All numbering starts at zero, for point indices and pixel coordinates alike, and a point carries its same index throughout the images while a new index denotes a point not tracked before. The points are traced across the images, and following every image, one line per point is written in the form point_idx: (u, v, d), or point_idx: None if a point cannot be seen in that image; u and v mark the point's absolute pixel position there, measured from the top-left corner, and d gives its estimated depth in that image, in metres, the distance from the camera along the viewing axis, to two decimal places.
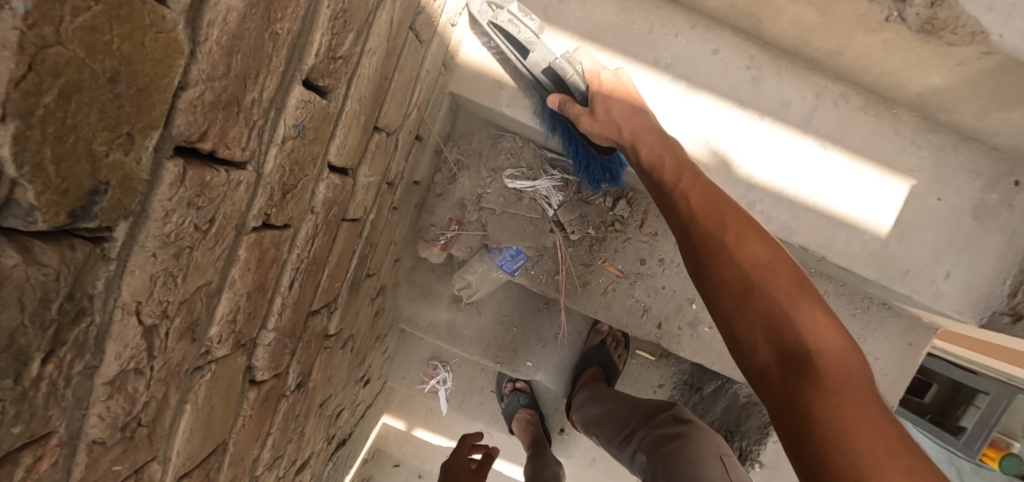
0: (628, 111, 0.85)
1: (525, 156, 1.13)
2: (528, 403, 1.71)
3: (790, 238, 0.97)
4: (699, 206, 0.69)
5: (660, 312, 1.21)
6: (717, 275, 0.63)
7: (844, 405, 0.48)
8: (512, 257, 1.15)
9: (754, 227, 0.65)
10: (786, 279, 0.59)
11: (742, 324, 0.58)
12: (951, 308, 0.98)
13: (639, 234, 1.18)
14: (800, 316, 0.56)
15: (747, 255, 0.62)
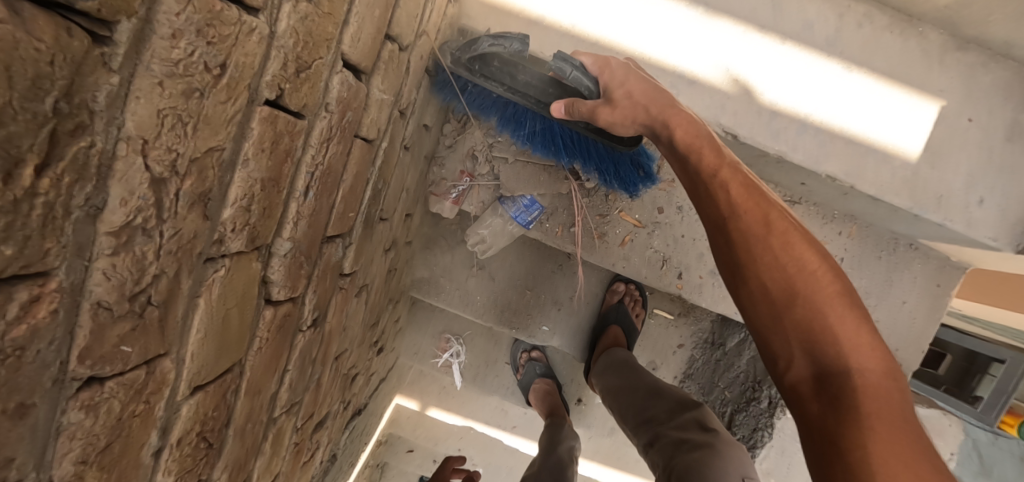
0: (651, 93, 0.79)
1: None
2: (545, 373, 1.67)
3: (818, 167, 0.93)
4: (740, 201, 0.66)
5: (680, 262, 1.19)
6: (765, 289, 0.62)
7: (878, 425, 0.52)
8: (526, 207, 1.11)
9: (796, 232, 0.64)
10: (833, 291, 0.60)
11: (768, 314, 0.61)
12: (986, 234, 0.95)
13: (656, 181, 1.16)
14: (849, 336, 0.58)
15: (791, 260, 0.62)
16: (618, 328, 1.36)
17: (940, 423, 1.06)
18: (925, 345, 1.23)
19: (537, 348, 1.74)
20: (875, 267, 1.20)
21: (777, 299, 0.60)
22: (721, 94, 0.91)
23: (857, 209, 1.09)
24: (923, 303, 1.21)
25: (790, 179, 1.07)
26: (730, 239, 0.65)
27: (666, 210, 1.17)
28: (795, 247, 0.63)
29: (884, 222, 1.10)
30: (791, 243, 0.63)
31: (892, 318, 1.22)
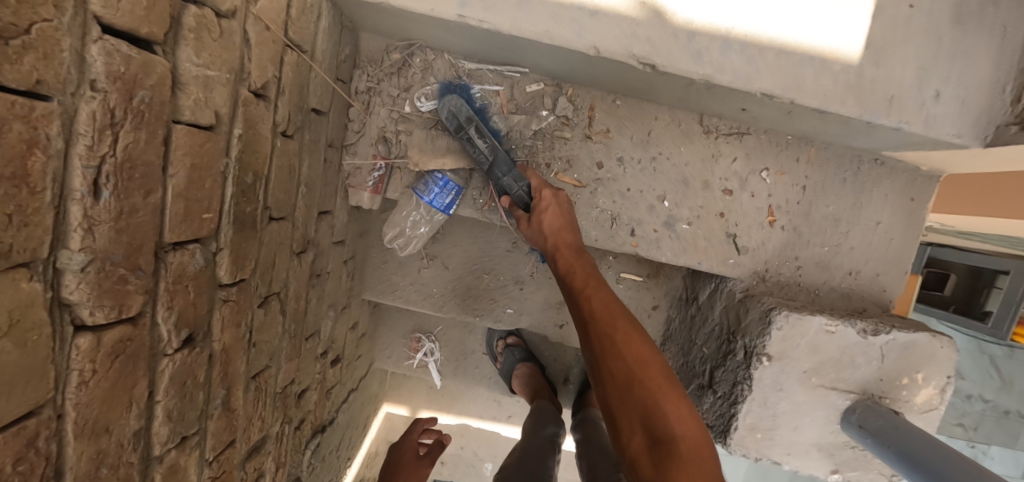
0: (558, 220, 0.97)
1: (439, 68, 1.02)
2: (524, 356, 1.59)
3: (751, 86, 0.83)
4: (598, 309, 0.88)
5: (631, 218, 1.09)
6: (588, 334, 0.87)
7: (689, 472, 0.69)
8: (440, 187, 1.05)
9: (640, 336, 0.84)
10: (624, 327, 0.85)
11: (616, 395, 0.80)
12: (948, 132, 0.86)
13: (589, 134, 1.06)
14: (638, 362, 0.81)
15: (632, 364, 0.81)
16: None
17: (930, 346, 0.98)
18: (907, 265, 1.14)
19: (515, 334, 1.66)
20: (842, 191, 1.11)
21: (622, 383, 0.80)
22: (630, 22, 0.80)
23: (809, 129, 0.99)
24: (897, 221, 1.12)
25: (730, 107, 0.97)
26: (590, 334, 0.86)
27: (605, 164, 1.07)
28: (607, 300, 0.89)
29: (840, 137, 1.00)
30: (601, 299, 0.89)
31: (868, 242, 1.13)
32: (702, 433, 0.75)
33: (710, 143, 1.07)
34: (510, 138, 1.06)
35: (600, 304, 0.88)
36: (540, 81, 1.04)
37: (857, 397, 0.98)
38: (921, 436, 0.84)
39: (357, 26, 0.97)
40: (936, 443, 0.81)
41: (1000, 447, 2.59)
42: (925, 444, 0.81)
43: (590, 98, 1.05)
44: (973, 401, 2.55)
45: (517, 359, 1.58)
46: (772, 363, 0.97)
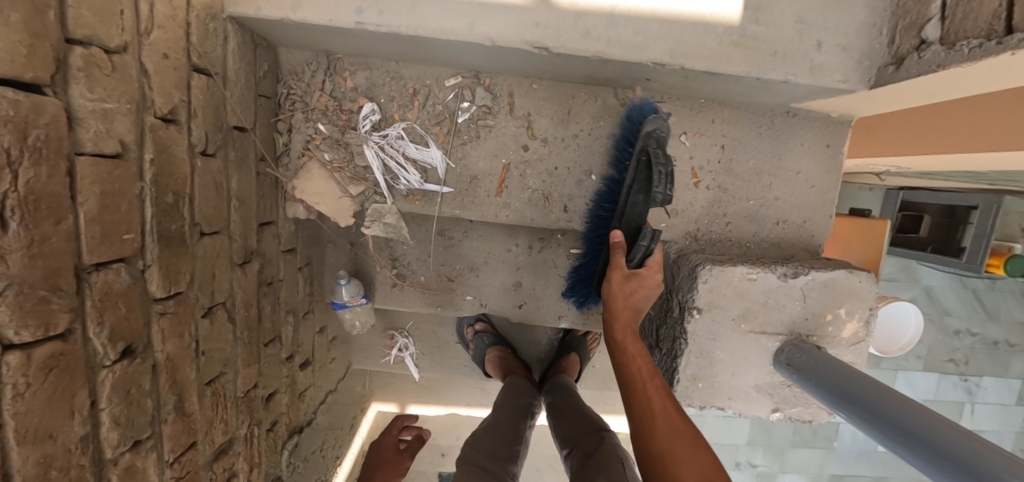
0: (630, 314, 0.99)
1: (363, 75, 1.08)
2: (494, 341, 1.63)
3: (642, 56, 0.87)
4: (649, 391, 0.89)
5: (562, 195, 1.15)
6: (639, 419, 0.86)
7: None
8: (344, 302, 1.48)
9: (692, 431, 0.83)
10: (677, 419, 0.84)
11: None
12: (836, 78, 0.91)
13: (511, 120, 1.11)
14: (674, 427, 0.83)
15: (679, 451, 0.80)
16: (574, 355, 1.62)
17: (849, 281, 1.03)
18: (831, 208, 1.20)
19: (484, 320, 1.70)
20: (760, 145, 1.16)
21: (673, 469, 0.77)
22: (518, 10, 0.84)
23: (713, 91, 1.04)
24: (818, 168, 1.17)
25: (635, 79, 1.01)
26: (642, 418, 0.86)
27: (530, 147, 1.12)
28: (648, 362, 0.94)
29: (744, 95, 1.05)
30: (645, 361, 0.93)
31: (789, 192, 1.18)
32: None
33: (628, 115, 1.12)
34: (439, 130, 1.10)
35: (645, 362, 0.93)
36: (457, 74, 1.08)
37: (785, 337, 1.04)
38: (844, 371, 0.89)
39: (273, 42, 1.02)
40: (858, 376, 0.86)
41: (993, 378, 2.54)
42: (850, 379, 0.86)
43: (507, 85, 1.09)
44: (962, 336, 2.52)
45: (488, 344, 1.62)
46: (702, 315, 1.03)
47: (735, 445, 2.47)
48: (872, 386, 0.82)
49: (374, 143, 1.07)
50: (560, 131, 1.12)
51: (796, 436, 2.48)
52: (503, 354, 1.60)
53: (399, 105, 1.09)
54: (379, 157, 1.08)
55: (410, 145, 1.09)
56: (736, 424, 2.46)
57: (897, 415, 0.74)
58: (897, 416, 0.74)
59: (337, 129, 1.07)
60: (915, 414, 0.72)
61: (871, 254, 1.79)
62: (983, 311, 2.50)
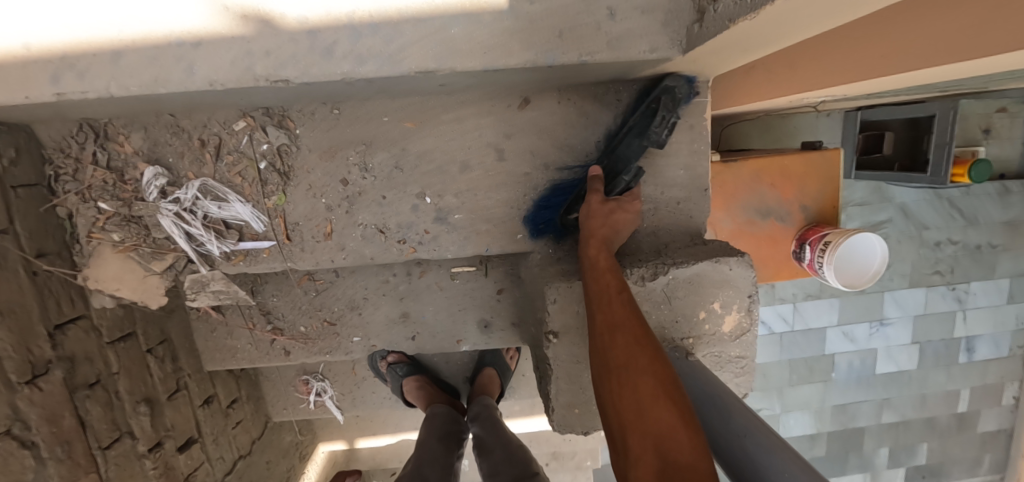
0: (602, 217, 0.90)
1: (142, 136, 0.95)
2: (407, 371, 1.54)
3: (399, 67, 0.72)
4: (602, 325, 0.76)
5: (400, 224, 1.02)
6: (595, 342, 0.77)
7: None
8: None
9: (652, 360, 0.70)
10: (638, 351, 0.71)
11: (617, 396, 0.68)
12: (642, 49, 0.74)
13: (317, 153, 0.97)
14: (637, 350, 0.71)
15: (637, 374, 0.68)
16: (493, 367, 1.58)
17: (719, 272, 0.90)
18: (706, 181, 1.04)
19: (398, 349, 1.60)
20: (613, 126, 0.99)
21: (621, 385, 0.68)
22: (238, 40, 0.71)
23: (530, 82, 0.89)
24: (683, 140, 1.02)
25: (430, 85, 0.86)
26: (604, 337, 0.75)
27: (348, 180, 0.99)
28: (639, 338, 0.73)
29: (568, 80, 0.90)
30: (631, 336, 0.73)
31: (657, 171, 1.03)
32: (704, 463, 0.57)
33: (449, 121, 0.97)
34: (238, 182, 0.97)
35: (628, 337, 0.73)
36: (245, 115, 0.95)
37: (656, 346, 0.91)
38: (709, 388, 0.79)
39: (18, 122, 0.88)
40: (722, 395, 0.77)
41: (981, 280, 2.12)
42: (714, 400, 0.77)
43: (305, 117, 0.95)
44: (943, 247, 2.08)
45: (401, 376, 1.54)
46: (561, 338, 0.90)
47: None
48: (733, 412, 0.73)
49: (169, 211, 0.95)
50: (376, 155, 0.98)
51: (792, 377, 2.26)
52: (420, 383, 1.51)
53: (191, 162, 0.96)
54: (179, 226, 0.96)
55: (210, 203, 0.97)
56: None
57: (753, 448, 0.66)
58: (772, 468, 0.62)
59: (123, 204, 0.95)
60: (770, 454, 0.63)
61: (827, 187, 1.63)
62: (961, 218, 2.05)
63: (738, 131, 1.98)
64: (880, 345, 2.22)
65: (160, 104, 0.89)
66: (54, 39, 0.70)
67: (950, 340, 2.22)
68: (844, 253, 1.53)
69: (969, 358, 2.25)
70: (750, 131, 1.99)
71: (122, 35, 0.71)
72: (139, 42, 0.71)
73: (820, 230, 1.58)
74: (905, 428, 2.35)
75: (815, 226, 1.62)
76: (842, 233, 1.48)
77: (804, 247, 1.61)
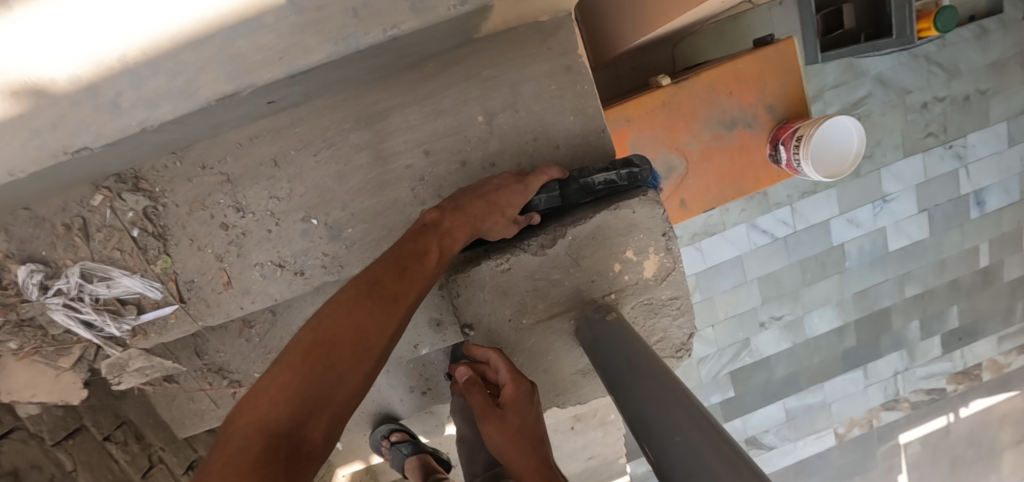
0: (521, 412, 0.74)
1: (7, 235, 0.90)
2: (411, 449, 1.56)
3: (195, 101, 0.67)
4: None
5: (295, 254, 0.97)
6: None
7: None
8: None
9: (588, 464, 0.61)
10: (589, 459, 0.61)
11: None
12: (451, 3, 0.66)
13: (187, 206, 0.92)
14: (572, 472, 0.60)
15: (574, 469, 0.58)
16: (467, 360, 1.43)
17: (620, 218, 0.83)
18: (600, 122, 0.98)
19: (399, 428, 1.63)
20: (481, 92, 0.94)
21: None
22: (20, 120, 0.66)
23: (369, 69, 0.82)
24: (565, 83, 0.95)
25: (260, 106, 0.80)
26: None
27: (227, 226, 0.94)
28: (530, 442, 0.72)
29: (410, 55, 0.83)
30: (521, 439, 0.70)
31: (543, 125, 0.96)
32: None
33: (313, 137, 0.92)
34: (119, 256, 0.92)
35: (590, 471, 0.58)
36: (99, 188, 0.89)
37: (578, 311, 0.87)
38: (620, 352, 0.74)
39: None
40: (631, 363, 0.71)
41: (978, 131, 2.01)
42: (623, 368, 0.71)
43: (161, 173, 0.91)
44: (930, 107, 1.96)
45: (406, 454, 1.55)
46: (477, 329, 0.86)
47: (753, 308, 2.18)
48: (642, 377, 0.67)
49: (58, 305, 0.92)
50: (246, 193, 0.93)
51: (805, 276, 2.15)
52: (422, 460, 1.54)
53: (64, 249, 0.91)
54: (73, 315, 0.93)
55: (97, 285, 0.93)
56: (744, 289, 2.13)
57: (669, 435, 0.56)
58: (663, 436, 0.57)
59: (8, 309, 0.90)
60: (671, 421, 0.57)
61: (788, 80, 1.51)
62: (943, 72, 1.92)
63: (692, 48, 1.81)
64: (888, 222, 2.11)
65: (4, 201, 0.84)
66: None
67: (957, 199, 2.11)
68: (817, 142, 1.45)
69: (982, 211, 2.15)
70: (704, 41, 1.82)
71: None
72: None
73: (791, 126, 1.48)
74: (931, 296, 2.27)
75: (785, 124, 1.51)
76: (813, 123, 1.40)
77: (778, 148, 1.51)
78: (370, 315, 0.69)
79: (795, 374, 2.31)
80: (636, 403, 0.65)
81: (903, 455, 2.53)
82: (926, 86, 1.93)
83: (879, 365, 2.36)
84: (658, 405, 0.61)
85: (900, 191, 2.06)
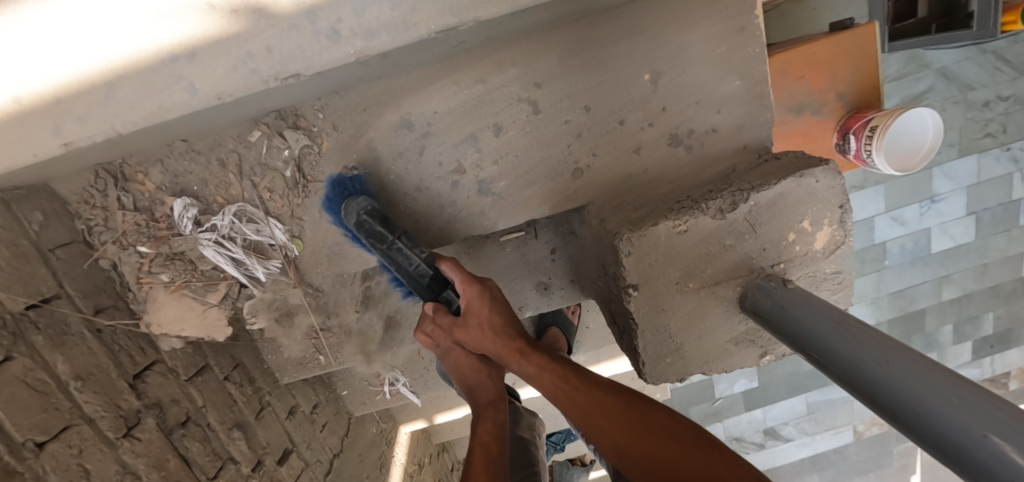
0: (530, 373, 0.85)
1: (165, 166, 0.89)
2: None
3: (414, 34, 0.64)
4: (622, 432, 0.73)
5: (443, 205, 0.96)
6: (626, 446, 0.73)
7: (596, 426, 0.76)
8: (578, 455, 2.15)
9: (612, 421, 0.75)
10: (623, 417, 0.74)
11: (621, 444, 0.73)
12: None
13: (340, 149, 0.90)
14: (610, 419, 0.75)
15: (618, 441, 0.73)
16: (556, 326, 1.52)
17: (803, 187, 0.82)
18: (764, 87, 0.95)
19: None
20: (650, 49, 0.90)
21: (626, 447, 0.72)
22: (231, 41, 0.62)
23: (552, 16, 0.79)
24: (732, 46, 0.91)
25: (445, 48, 0.77)
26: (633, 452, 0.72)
27: (377, 172, 0.93)
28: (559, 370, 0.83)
29: (592, 4, 0.79)
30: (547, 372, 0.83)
31: (706, 89, 0.94)
32: (624, 423, 0.74)
33: (472, 85, 0.88)
34: (272, 194, 0.92)
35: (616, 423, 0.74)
36: (258, 124, 0.87)
37: (745, 278, 0.86)
38: (830, 320, 0.69)
39: (35, 182, 0.84)
40: (844, 327, 0.66)
41: None
42: (836, 336, 0.66)
43: (320, 114, 0.88)
44: (992, 106, 1.71)
45: None
46: (641, 290, 0.85)
47: None
48: (872, 345, 0.61)
49: (209, 241, 0.91)
50: (400, 140, 0.91)
51: None
52: None
53: (216, 186, 0.90)
54: (223, 253, 0.93)
55: (247, 227, 0.92)
56: None
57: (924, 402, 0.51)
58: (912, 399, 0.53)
59: (161, 242, 0.90)
60: (929, 391, 0.51)
61: (865, 66, 1.28)
62: None
63: None
64: (934, 223, 1.88)
65: (168, 131, 0.82)
66: (42, 83, 0.63)
67: (1008, 203, 1.86)
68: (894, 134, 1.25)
69: None
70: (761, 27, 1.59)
71: (112, 65, 0.63)
72: (128, 69, 0.63)
73: (864, 115, 1.27)
74: None
75: (857, 113, 1.29)
76: (890, 114, 1.19)
77: (847, 139, 1.30)
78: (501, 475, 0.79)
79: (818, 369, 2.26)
80: (867, 371, 0.60)
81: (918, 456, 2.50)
82: (992, 83, 1.67)
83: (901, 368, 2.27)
84: (899, 372, 0.56)
85: (949, 191, 1.83)
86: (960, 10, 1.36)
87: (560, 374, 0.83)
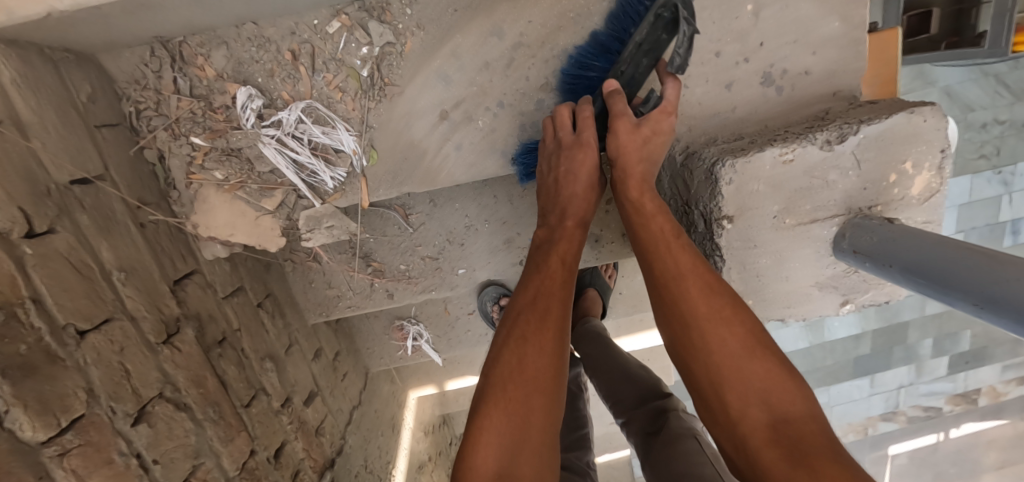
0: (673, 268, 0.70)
1: (228, 52, 0.80)
2: None
3: None
4: (739, 363, 0.62)
5: (524, 125, 0.90)
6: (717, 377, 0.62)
7: (712, 345, 0.64)
8: None
9: (730, 347, 0.63)
10: (744, 352, 0.62)
11: (733, 377, 0.61)
12: None
13: (420, 51, 0.83)
14: (721, 346, 0.63)
15: (729, 363, 0.62)
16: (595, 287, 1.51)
17: (911, 125, 0.79)
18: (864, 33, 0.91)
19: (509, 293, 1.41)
20: None
21: (725, 373, 0.62)
22: None
23: None
24: None
25: None
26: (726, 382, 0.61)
27: (459, 83, 0.86)
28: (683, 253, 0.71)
29: None
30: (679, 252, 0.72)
31: (808, 27, 0.89)
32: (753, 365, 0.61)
33: None
34: (343, 94, 0.84)
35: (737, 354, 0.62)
36: (338, 14, 0.80)
37: (844, 217, 0.83)
38: (961, 250, 0.62)
39: (84, 49, 0.75)
40: (976, 257, 0.60)
41: None
42: (966, 267, 0.60)
43: (406, 10, 0.81)
44: (989, 128, 1.80)
45: None
46: (735, 222, 0.82)
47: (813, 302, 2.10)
48: (1010, 269, 0.54)
49: (271, 138, 0.84)
50: (490, 49, 0.84)
51: None
52: None
53: (283, 80, 0.82)
54: (285, 154, 0.85)
55: (315, 127, 0.85)
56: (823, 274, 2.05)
57: None
58: None
59: (217, 135, 0.83)
60: None
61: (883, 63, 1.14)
62: None
63: None
64: None
65: (242, 7, 0.74)
66: None
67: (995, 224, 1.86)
68: None
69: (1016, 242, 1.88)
70: None
71: None
72: None
73: None
74: None
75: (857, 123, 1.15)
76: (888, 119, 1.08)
77: None
78: (532, 351, 0.65)
79: (808, 373, 2.23)
80: (1007, 301, 0.53)
81: (890, 465, 2.47)
82: (991, 106, 1.78)
83: (887, 376, 2.24)
84: None
85: (948, 208, 1.82)
86: (969, 30, 1.53)
87: (708, 280, 0.68)
